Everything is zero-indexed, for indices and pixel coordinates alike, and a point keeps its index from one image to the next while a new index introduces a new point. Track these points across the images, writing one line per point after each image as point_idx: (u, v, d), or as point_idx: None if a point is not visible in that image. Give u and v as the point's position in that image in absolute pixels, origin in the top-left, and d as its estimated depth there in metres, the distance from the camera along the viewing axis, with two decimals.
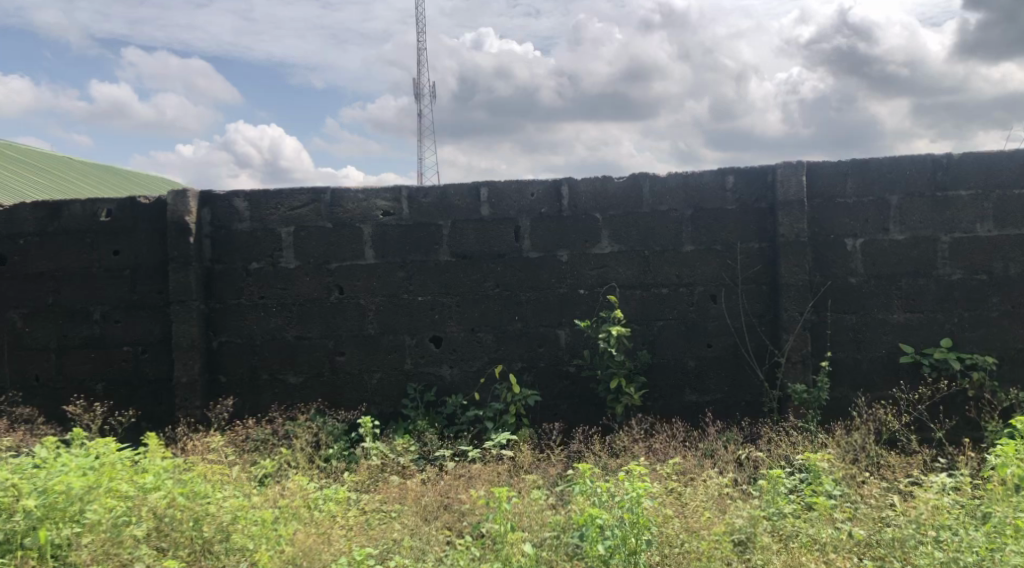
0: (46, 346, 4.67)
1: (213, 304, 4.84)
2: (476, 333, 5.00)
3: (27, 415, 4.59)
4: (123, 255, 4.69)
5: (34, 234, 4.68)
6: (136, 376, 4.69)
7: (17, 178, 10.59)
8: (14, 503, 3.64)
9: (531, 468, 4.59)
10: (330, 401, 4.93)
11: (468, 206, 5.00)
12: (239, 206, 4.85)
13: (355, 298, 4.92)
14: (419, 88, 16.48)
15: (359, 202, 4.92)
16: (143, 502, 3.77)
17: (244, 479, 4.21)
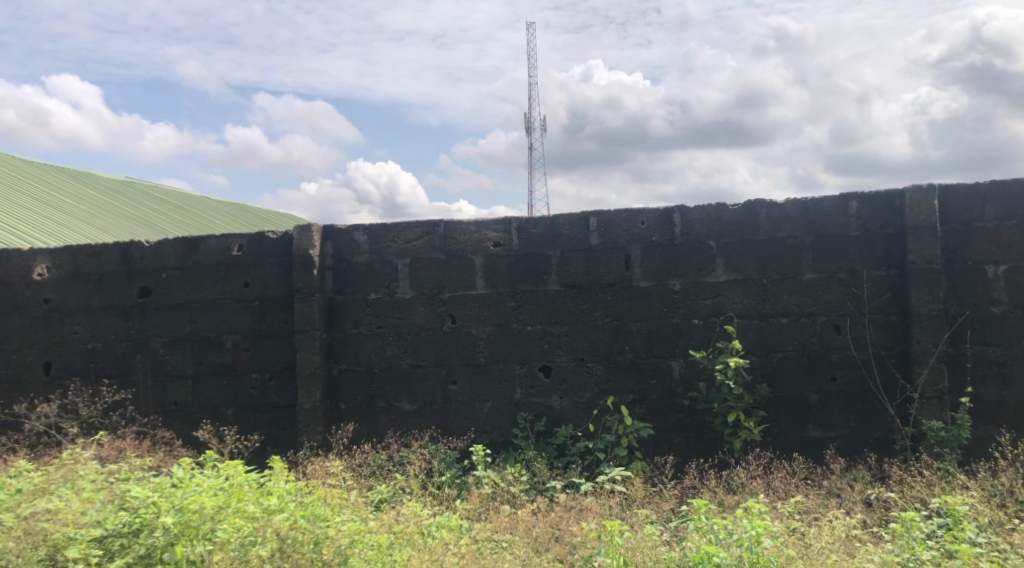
0: (184, 372, 4.92)
1: (335, 333, 5.03)
2: (586, 363, 4.99)
3: (166, 438, 4.84)
4: (254, 286, 4.91)
5: (174, 268, 4.96)
6: (263, 402, 4.89)
7: (156, 220, 11.45)
8: (153, 519, 3.88)
9: (644, 503, 4.51)
10: (443, 428, 5.01)
11: (578, 236, 5.03)
12: (359, 240, 5.05)
13: (467, 328, 5.01)
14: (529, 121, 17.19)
15: (471, 234, 5.04)
16: (267, 524, 3.92)
17: (361, 504, 4.35)
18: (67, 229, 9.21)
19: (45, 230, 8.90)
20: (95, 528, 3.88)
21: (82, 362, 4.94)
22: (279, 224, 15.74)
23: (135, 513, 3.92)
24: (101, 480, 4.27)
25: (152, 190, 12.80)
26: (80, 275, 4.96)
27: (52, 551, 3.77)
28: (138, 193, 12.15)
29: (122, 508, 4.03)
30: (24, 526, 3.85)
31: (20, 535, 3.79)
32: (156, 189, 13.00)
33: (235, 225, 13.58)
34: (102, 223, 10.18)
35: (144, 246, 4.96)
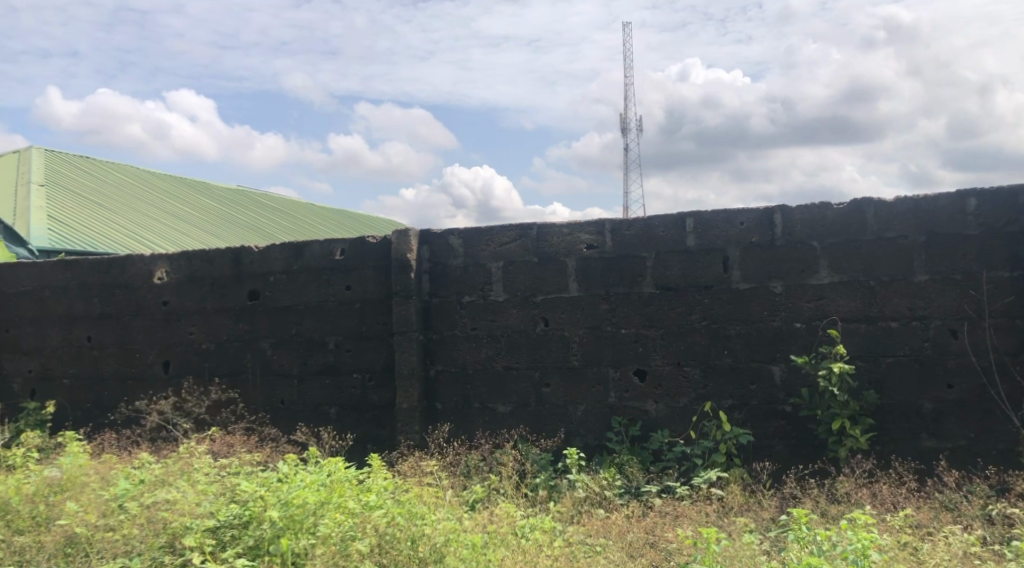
0: (290, 371, 5.04)
1: (431, 335, 5.12)
2: (682, 367, 4.90)
3: (272, 434, 4.99)
4: (355, 289, 4.99)
5: (281, 272, 5.08)
6: (363, 401, 4.96)
7: (262, 225, 12.05)
8: (261, 512, 4.07)
9: (742, 511, 4.40)
10: (535, 429, 5.04)
11: (674, 237, 4.95)
12: (454, 244, 5.14)
13: (561, 331, 5.02)
14: (624, 122, 17.34)
15: (564, 236, 5.04)
16: (366, 520, 4.04)
17: (456, 503, 4.42)
18: (170, 235, 9.78)
19: (166, 237, 9.69)
20: (209, 519, 4.08)
21: (196, 361, 5.14)
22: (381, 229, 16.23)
23: (244, 506, 4.13)
24: (214, 473, 4.49)
25: (261, 198, 13.45)
26: (195, 278, 5.17)
27: (171, 538, 3.96)
28: (248, 201, 12.82)
29: (233, 500, 4.25)
30: (145, 516, 4.07)
31: (143, 523, 4.01)
32: (265, 196, 13.66)
33: (338, 231, 14.15)
34: (216, 228, 10.89)
35: (254, 251, 5.10)
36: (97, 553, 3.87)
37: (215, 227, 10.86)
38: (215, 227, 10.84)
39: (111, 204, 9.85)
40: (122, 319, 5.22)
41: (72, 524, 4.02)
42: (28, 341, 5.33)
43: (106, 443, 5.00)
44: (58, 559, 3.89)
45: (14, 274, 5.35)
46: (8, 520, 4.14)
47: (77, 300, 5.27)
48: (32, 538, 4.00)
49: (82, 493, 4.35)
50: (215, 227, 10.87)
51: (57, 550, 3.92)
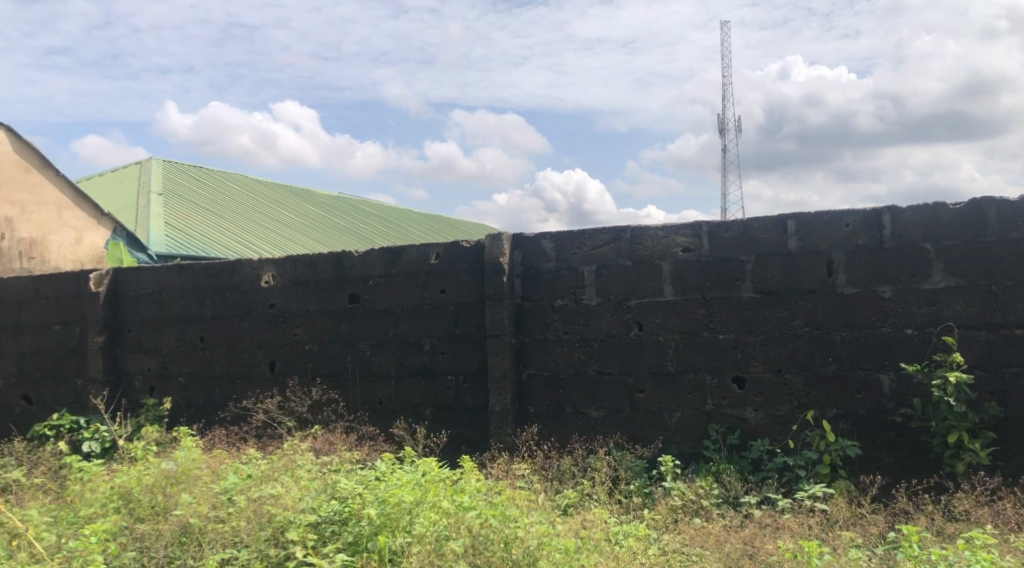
0: (387, 373, 5.17)
1: (524, 338, 5.14)
2: (783, 374, 4.74)
3: (370, 433, 5.12)
4: (449, 293, 5.07)
5: (379, 276, 5.21)
6: (457, 403, 5.03)
7: (365, 232, 12.44)
8: (359, 509, 4.16)
9: (848, 525, 4.20)
10: (629, 435, 4.97)
11: (775, 240, 4.80)
12: (546, 247, 5.14)
13: (655, 336, 4.95)
14: (723, 121, 17.20)
15: (659, 239, 4.97)
16: (460, 521, 4.05)
17: (549, 507, 4.39)
18: (278, 242, 10.23)
19: (273, 243, 10.15)
20: (311, 513, 4.20)
21: (300, 362, 5.34)
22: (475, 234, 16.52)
23: (344, 502, 4.24)
24: (316, 470, 4.62)
25: (362, 204, 13.90)
26: (299, 281, 5.36)
27: (275, 531, 4.07)
28: (350, 208, 13.28)
29: (334, 496, 4.34)
30: (253, 507, 4.19)
31: (249, 515, 4.13)
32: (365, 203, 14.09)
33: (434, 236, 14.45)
34: (320, 234, 11.33)
35: (354, 255, 5.25)
36: (208, 543, 4.01)
37: (320, 234, 11.28)
38: (319, 234, 11.26)
39: (226, 214, 10.38)
40: (232, 321, 5.48)
41: (187, 514, 4.17)
42: (147, 340, 5.66)
43: (216, 439, 5.25)
44: (174, 546, 4.03)
45: (135, 277, 5.69)
46: (130, 507, 4.36)
47: (192, 302, 5.57)
48: (150, 526, 4.15)
49: (194, 486, 4.51)
50: (320, 235, 11.29)
51: (173, 538, 4.07)
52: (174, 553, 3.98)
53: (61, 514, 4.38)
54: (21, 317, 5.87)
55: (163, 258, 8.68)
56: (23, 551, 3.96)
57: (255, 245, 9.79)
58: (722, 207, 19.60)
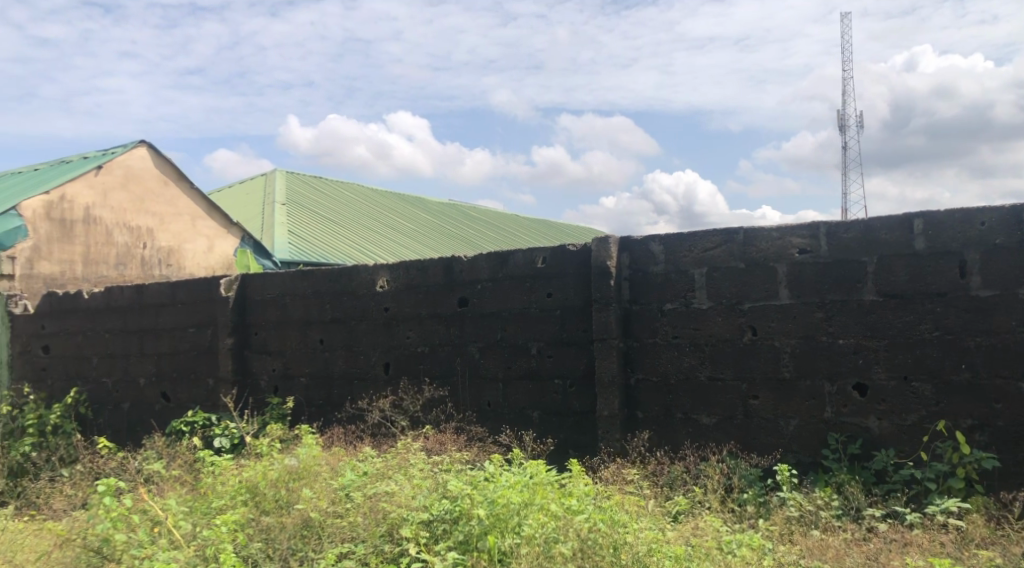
0: (495, 375, 5.23)
1: (632, 343, 5.07)
2: (910, 382, 4.46)
3: (479, 434, 5.20)
4: (556, 296, 5.09)
5: (487, 280, 5.28)
6: (565, 407, 5.03)
7: (479, 239, 12.64)
8: (469, 509, 4.09)
9: (986, 544, 3.91)
10: (744, 444, 4.79)
11: (900, 240, 4.53)
12: (655, 250, 5.05)
13: (770, 340, 4.76)
14: (844, 118, 16.64)
15: (774, 241, 4.80)
16: (569, 524, 3.91)
17: (659, 513, 4.28)
18: (395, 249, 10.55)
19: (390, 250, 10.46)
20: (423, 512, 4.17)
21: (413, 363, 5.48)
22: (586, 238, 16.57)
23: (454, 502, 4.17)
24: (427, 469, 4.66)
25: (473, 212, 14.21)
26: (411, 286, 5.51)
27: (390, 527, 4.13)
28: (461, 215, 13.61)
29: (445, 496, 4.31)
30: (369, 504, 4.26)
31: (366, 511, 4.20)
32: (480, 213, 14.32)
33: (545, 240, 14.60)
34: (434, 240, 11.62)
35: (463, 260, 5.36)
36: (328, 537, 4.12)
37: (435, 242, 11.55)
38: (435, 242, 11.53)
39: (347, 223, 10.79)
40: (349, 323, 5.69)
41: (308, 508, 4.25)
42: (272, 342, 5.96)
43: (335, 437, 5.47)
44: (296, 540, 4.13)
45: (261, 282, 6.01)
46: (257, 500, 4.49)
47: (312, 306, 5.83)
48: (275, 518, 4.27)
49: (315, 482, 4.61)
50: (436, 242, 11.55)
51: (295, 531, 4.17)
52: (296, 546, 4.10)
53: (196, 505, 4.59)
54: (160, 320, 6.30)
55: (285, 264, 9.16)
56: (163, 538, 4.14)
57: (373, 253, 10.14)
58: (846, 208, 18.83)
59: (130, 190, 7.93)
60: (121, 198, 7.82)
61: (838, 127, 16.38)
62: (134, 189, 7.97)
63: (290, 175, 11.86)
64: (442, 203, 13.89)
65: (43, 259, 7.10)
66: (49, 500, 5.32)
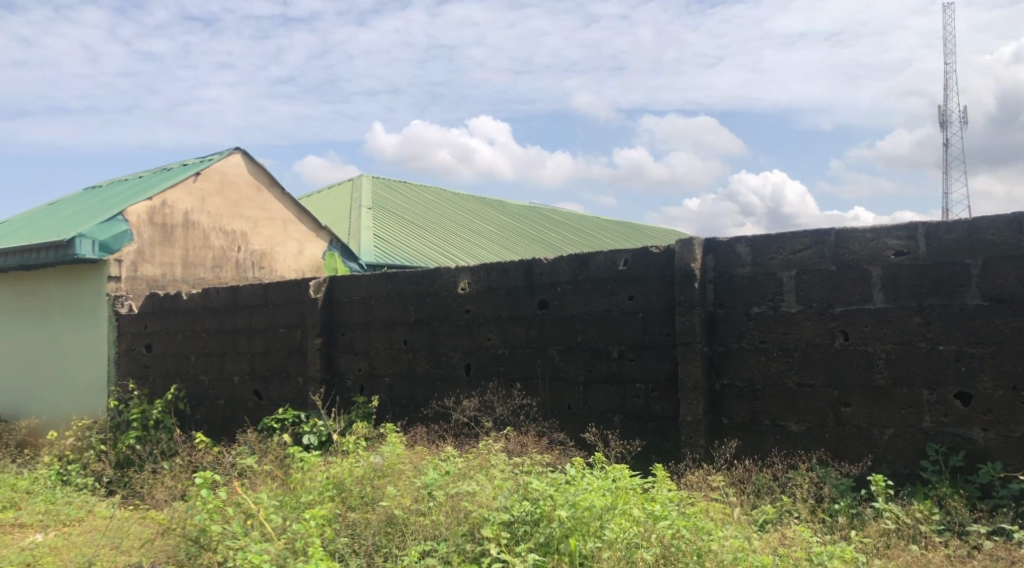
0: (576, 379, 5.22)
1: (716, 347, 4.85)
2: (1018, 391, 4.10)
3: (560, 437, 5.19)
4: (638, 299, 5.04)
5: (568, 282, 5.28)
6: (647, 412, 4.97)
7: (560, 242, 12.62)
8: (551, 511, 4.06)
9: None
10: (836, 453, 4.50)
11: (1009, 240, 4.17)
12: (741, 252, 4.83)
13: (863, 345, 4.47)
14: (948, 112, 15.93)
15: (867, 242, 4.51)
16: (652, 530, 3.88)
17: (745, 521, 4.12)
18: (477, 252, 10.63)
19: (471, 253, 10.53)
20: (504, 512, 4.16)
21: (494, 365, 5.53)
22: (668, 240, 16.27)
23: (535, 503, 4.14)
24: (508, 470, 4.65)
25: (554, 215, 14.15)
26: (492, 288, 5.56)
27: (472, 526, 4.12)
28: (541, 218, 13.58)
29: (526, 497, 4.26)
30: (449, 504, 4.26)
31: (448, 510, 4.22)
32: (561, 216, 14.29)
33: (626, 243, 14.41)
34: (514, 243, 11.65)
35: (543, 262, 5.37)
36: (411, 534, 4.15)
37: (516, 245, 11.59)
38: (516, 245, 11.57)
39: (431, 227, 10.93)
40: (431, 325, 5.78)
41: (391, 506, 4.33)
42: (358, 342, 6.10)
43: (418, 435, 5.57)
44: (381, 536, 4.21)
45: (348, 284, 6.16)
46: (343, 496, 4.61)
47: (396, 308, 5.94)
48: (362, 514, 4.39)
49: (399, 479, 4.67)
50: (517, 245, 11.59)
51: (380, 527, 4.26)
52: (381, 542, 4.18)
53: (286, 499, 4.71)
54: (253, 320, 6.53)
55: (370, 267, 9.36)
56: (256, 530, 4.27)
57: (454, 255, 10.24)
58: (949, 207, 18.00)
59: (226, 196, 8.24)
60: (218, 204, 8.15)
61: (942, 123, 15.71)
62: (229, 195, 8.28)
63: (376, 182, 12.09)
64: (523, 206, 13.93)
65: (146, 262, 7.47)
66: (152, 490, 5.60)
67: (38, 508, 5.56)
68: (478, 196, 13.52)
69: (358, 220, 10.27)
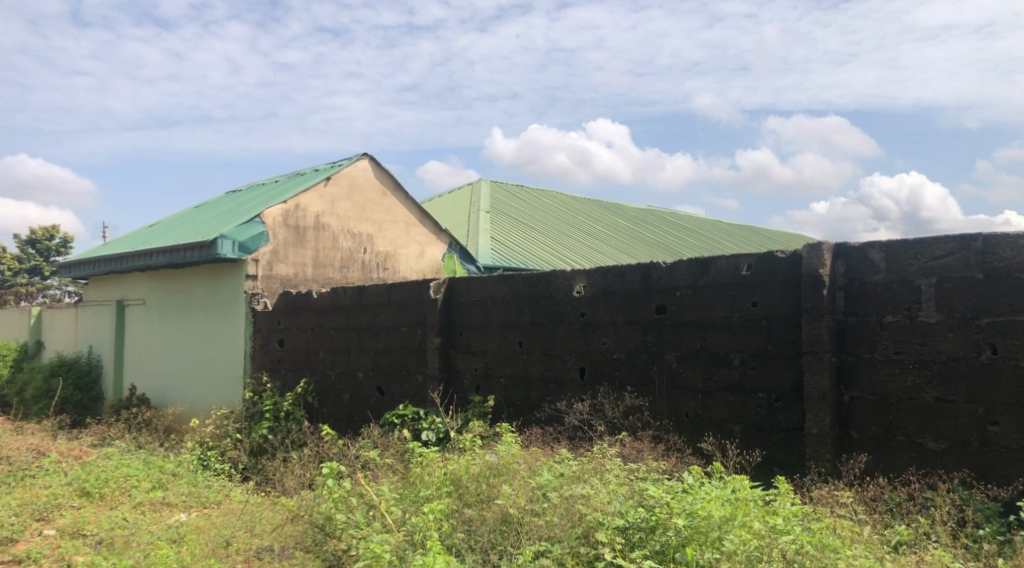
0: (694, 386, 5.14)
1: (846, 357, 4.66)
2: None
3: (677, 445, 5.13)
4: (761, 305, 4.92)
5: (687, 287, 5.21)
6: (770, 422, 4.84)
7: (680, 245, 12.46)
8: (666, 519, 4.00)
9: None
10: (981, 474, 4.24)
11: None
12: (875, 258, 4.63)
13: (1014, 360, 4.18)
14: None
15: (1020, 249, 4.22)
16: (774, 543, 3.76)
17: (876, 541, 3.93)
18: (596, 255, 10.63)
19: (584, 255, 10.53)
20: (619, 518, 4.11)
21: (610, 370, 5.50)
22: (792, 245, 15.82)
23: (651, 511, 4.09)
24: (623, 475, 4.60)
25: (671, 218, 13.96)
26: (609, 291, 5.54)
27: (587, 529, 4.11)
28: (656, 221, 13.41)
29: (641, 504, 4.22)
30: (565, 505, 4.26)
31: (562, 512, 4.22)
32: (680, 220, 14.11)
33: (743, 245, 14.02)
34: (627, 246, 11.56)
35: (662, 266, 5.32)
36: (526, 534, 4.18)
37: (636, 248, 11.52)
38: (636, 249, 11.50)
39: (548, 231, 11.00)
40: (547, 328, 5.81)
41: (507, 504, 4.35)
42: (475, 343, 6.21)
43: (533, 437, 5.61)
44: (497, 533, 4.28)
45: (467, 286, 6.28)
46: (460, 492, 4.66)
47: (512, 310, 6.01)
48: (477, 511, 4.45)
49: (515, 479, 4.68)
50: (637, 249, 11.52)
51: (496, 525, 4.32)
52: (496, 539, 4.24)
53: (406, 492, 4.84)
54: (377, 320, 6.75)
55: (488, 270, 9.48)
56: (377, 521, 4.39)
57: (573, 259, 10.28)
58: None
59: (354, 200, 8.55)
60: (346, 207, 8.46)
61: None
62: (357, 199, 8.59)
63: (494, 186, 12.27)
64: (641, 210, 13.83)
65: (280, 262, 7.84)
66: (282, 477, 5.88)
67: (182, 489, 5.94)
68: (594, 199, 13.47)
69: (477, 223, 10.45)
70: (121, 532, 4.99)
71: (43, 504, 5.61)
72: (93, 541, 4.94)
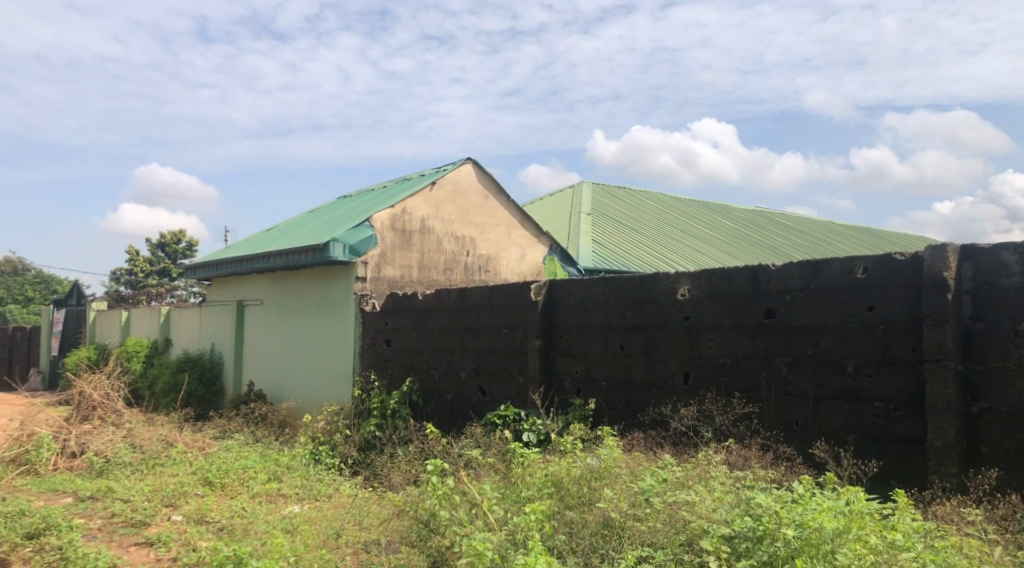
0: (805, 394, 4.97)
1: (973, 365, 4.41)
2: None
3: (787, 453, 4.97)
4: (878, 310, 4.71)
5: (798, 290, 5.05)
6: (887, 433, 4.63)
7: (790, 247, 12.11)
8: (775, 529, 3.84)
9: None
10: None
11: None
12: (1008, 260, 4.34)
13: None
14: None
15: None
16: (895, 560, 3.58)
17: (1007, 562, 3.69)
18: (701, 258, 10.45)
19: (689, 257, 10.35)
20: (725, 526, 3.99)
21: (715, 375, 5.39)
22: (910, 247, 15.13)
23: (759, 520, 3.93)
24: (729, 483, 4.48)
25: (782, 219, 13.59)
26: (714, 295, 5.43)
27: (691, 537, 4.03)
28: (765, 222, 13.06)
29: (748, 513, 4.08)
30: (668, 511, 4.20)
31: (666, 518, 4.16)
32: (790, 221, 13.71)
33: (859, 247, 13.49)
34: (735, 248, 11.31)
35: (771, 269, 5.17)
36: (628, 539, 4.15)
37: (744, 250, 11.26)
38: (744, 250, 11.24)
39: (652, 234, 10.89)
40: (649, 331, 5.74)
41: (608, 508, 4.32)
42: (576, 346, 6.19)
43: (636, 442, 5.56)
44: (599, 537, 4.26)
45: (569, 289, 6.27)
46: (562, 494, 4.66)
47: (614, 312, 5.96)
48: (579, 514, 4.44)
49: (617, 482, 4.64)
50: (744, 250, 11.26)
51: (598, 529, 4.30)
52: (598, 543, 4.23)
53: (508, 492, 4.87)
54: (479, 321, 6.83)
55: (590, 272, 9.45)
56: (480, 519, 4.44)
57: (678, 261, 10.13)
58: None
59: (458, 203, 8.68)
60: (450, 210, 8.60)
61: None
62: (461, 203, 8.72)
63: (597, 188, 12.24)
64: (749, 211, 13.51)
65: (388, 264, 8.04)
66: (389, 473, 6.02)
67: (296, 482, 6.17)
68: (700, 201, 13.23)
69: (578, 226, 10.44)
70: (240, 520, 5.23)
71: (171, 491, 5.94)
72: (215, 528, 5.21)
